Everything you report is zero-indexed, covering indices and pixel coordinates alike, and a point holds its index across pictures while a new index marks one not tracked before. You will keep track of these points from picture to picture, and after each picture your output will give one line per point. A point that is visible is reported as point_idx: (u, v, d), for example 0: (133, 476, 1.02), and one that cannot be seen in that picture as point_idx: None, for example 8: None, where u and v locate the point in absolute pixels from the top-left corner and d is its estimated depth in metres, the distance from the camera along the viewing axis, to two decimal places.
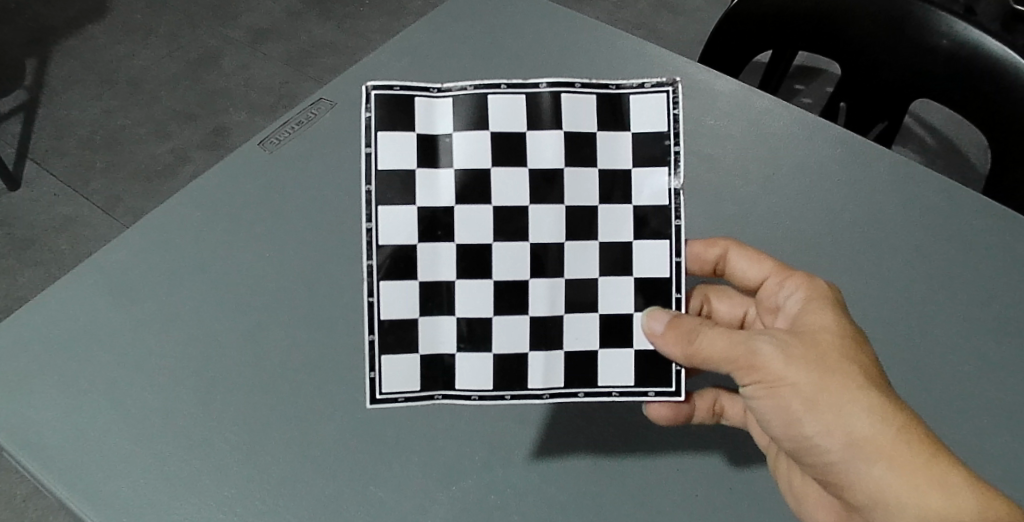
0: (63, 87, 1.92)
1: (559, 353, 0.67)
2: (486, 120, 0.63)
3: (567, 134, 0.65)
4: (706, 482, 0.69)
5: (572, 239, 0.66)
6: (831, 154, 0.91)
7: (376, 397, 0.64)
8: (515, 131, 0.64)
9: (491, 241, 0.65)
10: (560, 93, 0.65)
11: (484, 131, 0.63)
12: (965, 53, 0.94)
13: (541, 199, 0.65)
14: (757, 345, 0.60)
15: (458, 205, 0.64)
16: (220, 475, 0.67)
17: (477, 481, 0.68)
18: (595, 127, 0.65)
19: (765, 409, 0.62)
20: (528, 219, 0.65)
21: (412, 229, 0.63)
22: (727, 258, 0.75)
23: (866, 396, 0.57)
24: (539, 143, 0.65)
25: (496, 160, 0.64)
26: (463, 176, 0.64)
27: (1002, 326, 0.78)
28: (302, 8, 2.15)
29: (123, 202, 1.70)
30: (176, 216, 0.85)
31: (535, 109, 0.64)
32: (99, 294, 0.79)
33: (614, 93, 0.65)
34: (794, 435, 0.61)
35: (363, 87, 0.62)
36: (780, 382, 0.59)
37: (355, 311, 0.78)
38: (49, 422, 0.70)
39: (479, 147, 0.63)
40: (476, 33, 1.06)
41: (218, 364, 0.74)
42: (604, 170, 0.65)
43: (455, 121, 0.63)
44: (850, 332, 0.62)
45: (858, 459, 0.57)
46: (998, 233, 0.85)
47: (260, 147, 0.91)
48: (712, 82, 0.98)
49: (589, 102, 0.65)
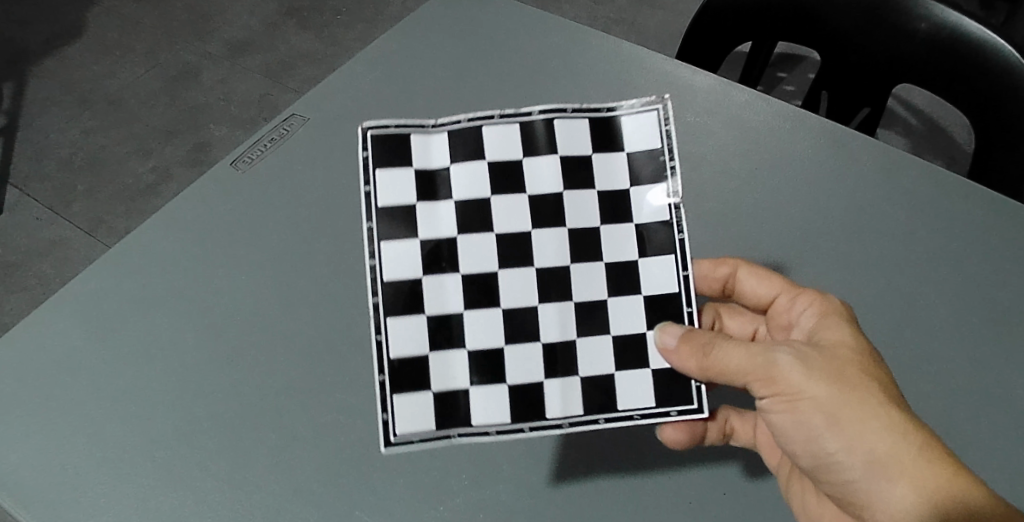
0: (40, 110, 1.91)
1: (576, 381, 0.65)
2: (483, 149, 0.65)
3: (564, 157, 0.66)
4: (696, 484, 0.69)
5: (575, 261, 0.66)
6: (813, 145, 0.91)
7: (389, 442, 0.61)
8: (514, 158, 0.65)
9: (498, 269, 0.65)
10: (553, 120, 0.66)
11: (481, 160, 0.65)
12: (943, 36, 0.94)
13: (545, 223, 0.66)
14: (776, 357, 0.60)
15: (460, 234, 0.64)
16: (215, 498, 0.67)
17: (465, 498, 0.67)
18: (589, 150, 0.66)
19: (783, 423, 0.62)
20: (532, 244, 0.65)
21: (417, 263, 0.64)
22: (736, 276, 0.75)
23: (888, 411, 0.58)
24: (538, 168, 0.66)
25: (496, 189, 0.65)
26: (464, 207, 0.64)
27: (990, 310, 0.78)
28: (279, 19, 2.14)
29: (107, 223, 1.68)
30: (155, 239, 0.84)
31: (529, 136, 0.66)
32: (78, 323, 0.77)
33: (606, 116, 0.67)
34: (813, 449, 0.61)
35: (358, 128, 0.63)
36: (800, 396, 0.59)
37: (338, 326, 0.77)
38: (34, 456, 0.69)
39: (478, 176, 0.65)
40: (452, 39, 1.05)
41: (201, 391, 0.73)
42: (603, 191, 0.66)
43: (452, 154, 0.65)
44: (868, 348, 0.62)
45: (879, 473, 0.58)
46: (982, 216, 0.85)
47: (233, 168, 0.90)
48: (690, 77, 0.98)
49: (582, 126, 0.66)
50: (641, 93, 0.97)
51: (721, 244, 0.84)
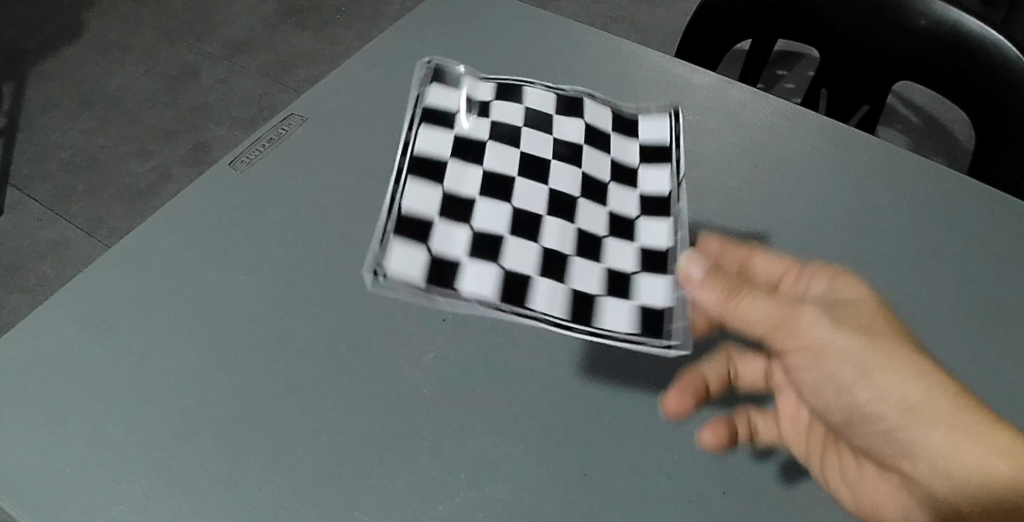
0: (41, 110, 1.91)
1: None
2: (488, 197, 0.71)
3: (558, 209, 0.73)
4: (705, 481, 0.66)
5: (574, 277, 0.68)
6: (812, 142, 0.91)
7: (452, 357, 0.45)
8: (517, 210, 0.72)
9: (500, 269, 0.66)
10: (548, 179, 0.76)
11: (491, 200, 0.71)
12: (943, 32, 0.94)
13: (543, 253, 0.69)
14: (802, 310, 0.64)
15: (466, 243, 0.67)
16: (210, 496, 0.65)
17: (464, 497, 0.65)
18: (578, 195, 0.75)
19: (817, 378, 0.65)
20: (530, 257, 0.68)
21: (421, 257, 0.63)
22: (746, 259, 0.76)
23: (915, 359, 0.61)
24: (538, 220, 0.72)
25: (507, 221, 0.70)
26: (474, 227, 0.68)
27: (997, 304, 0.77)
28: (279, 19, 2.14)
29: (107, 223, 1.68)
30: (155, 238, 0.84)
31: (532, 192, 0.74)
32: (78, 322, 0.77)
33: (589, 186, 0.76)
34: (847, 401, 0.64)
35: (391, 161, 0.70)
36: (828, 348, 0.63)
37: (336, 325, 0.76)
38: (35, 455, 0.69)
39: (488, 211, 0.71)
40: (451, 38, 1.05)
41: (199, 390, 0.72)
42: (590, 229, 0.72)
43: (473, 190, 0.71)
44: (885, 305, 0.65)
45: (911, 417, 0.61)
46: (983, 212, 0.84)
47: (231, 168, 0.90)
48: (689, 76, 0.98)
49: (571, 182, 0.76)
50: (640, 92, 0.97)
51: (723, 238, 0.83)
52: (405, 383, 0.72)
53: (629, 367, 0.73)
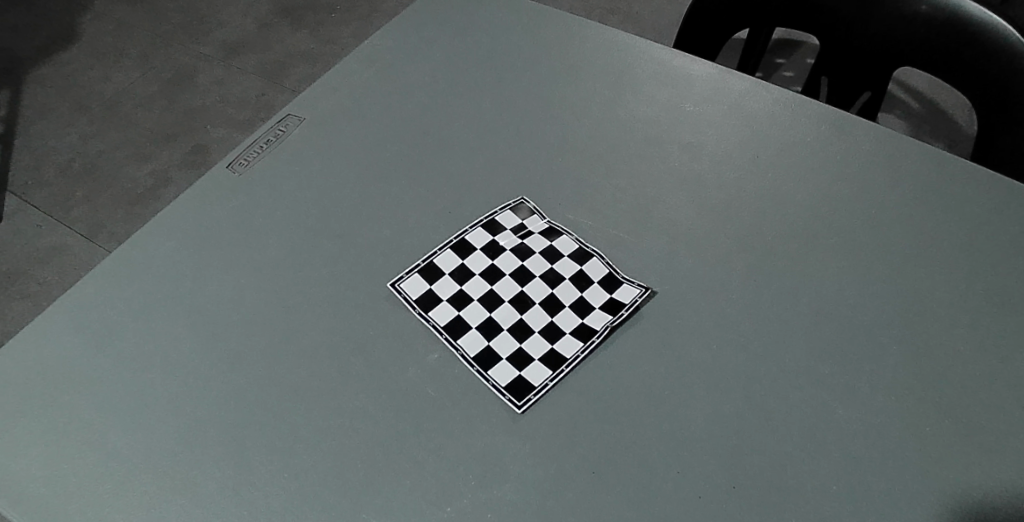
0: (37, 116, 1.90)
1: None
2: (470, 265, 0.80)
3: (530, 260, 0.81)
4: (713, 475, 0.65)
5: (556, 315, 0.77)
6: (814, 132, 0.90)
7: None
8: (495, 268, 0.80)
9: (498, 319, 0.77)
10: (519, 230, 0.83)
11: (473, 266, 0.80)
12: (943, 18, 0.93)
13: (527, 306, 0.78)
14: None
15: (466, 309, 0.78)
16: (215, 500, 0.65)
17: (473, 497, 0.64)
18: (544, 241, 0.82)
19: None
20: (520, 313, 0.78)
21: (444, 315, 0.76)
22: None
23: None
24: (516, 276, 0.80)
25: (490, 284, 0.80)
26: (464, 298, 0.78)
27: (1003, 291, 0.76)
28: (274, 19, 2.14)
29: (107, 228, 1.67)
30: (154, 243, 0.83)
31: (504, 245, 0.82)
32: (81, 331, 0.77)
33: (552, 228, 0.83)
34: None
35: (386, 282, 0.79)
36: None
37: (338, 326, 0.76)
38: (40, 466, 0.68)
39: (472, 279, 0.80)
40: (448, 36, 1.05)
41: (202, 395, 0.72)
42: (564, 274, 0.80)
43: (452, 262, 0.80)
44: None
45: None
46: (989, 199, 0.83)
47: (229, 171, 0.90)
48: (689, 67, 0.97)
49: (538, 230, 0.83)
50: (639, 85, 0.96)
51: (726, 230, 0.82)
52: (409, 384, 0.71)
53: (636, 364, 0.72)
